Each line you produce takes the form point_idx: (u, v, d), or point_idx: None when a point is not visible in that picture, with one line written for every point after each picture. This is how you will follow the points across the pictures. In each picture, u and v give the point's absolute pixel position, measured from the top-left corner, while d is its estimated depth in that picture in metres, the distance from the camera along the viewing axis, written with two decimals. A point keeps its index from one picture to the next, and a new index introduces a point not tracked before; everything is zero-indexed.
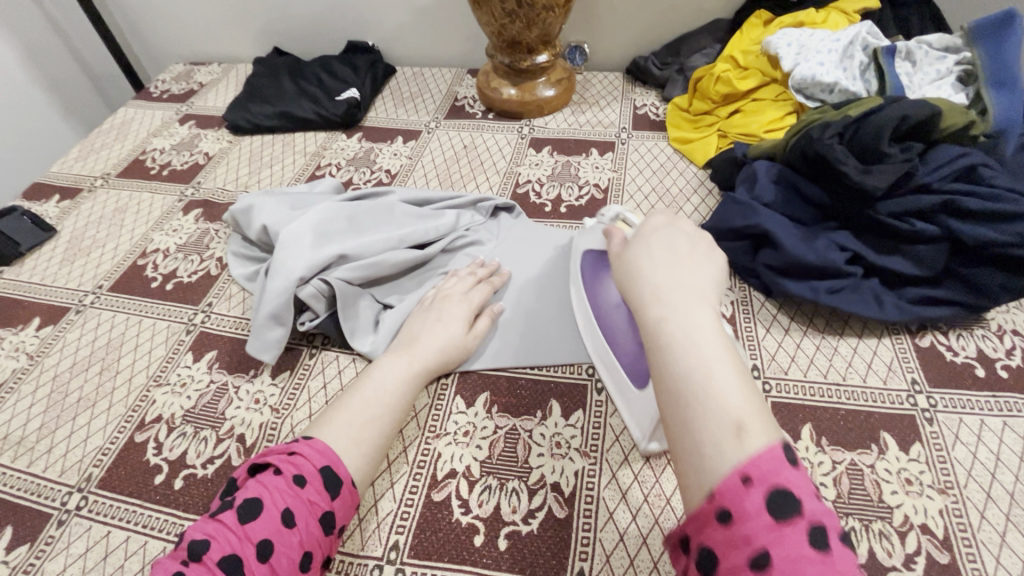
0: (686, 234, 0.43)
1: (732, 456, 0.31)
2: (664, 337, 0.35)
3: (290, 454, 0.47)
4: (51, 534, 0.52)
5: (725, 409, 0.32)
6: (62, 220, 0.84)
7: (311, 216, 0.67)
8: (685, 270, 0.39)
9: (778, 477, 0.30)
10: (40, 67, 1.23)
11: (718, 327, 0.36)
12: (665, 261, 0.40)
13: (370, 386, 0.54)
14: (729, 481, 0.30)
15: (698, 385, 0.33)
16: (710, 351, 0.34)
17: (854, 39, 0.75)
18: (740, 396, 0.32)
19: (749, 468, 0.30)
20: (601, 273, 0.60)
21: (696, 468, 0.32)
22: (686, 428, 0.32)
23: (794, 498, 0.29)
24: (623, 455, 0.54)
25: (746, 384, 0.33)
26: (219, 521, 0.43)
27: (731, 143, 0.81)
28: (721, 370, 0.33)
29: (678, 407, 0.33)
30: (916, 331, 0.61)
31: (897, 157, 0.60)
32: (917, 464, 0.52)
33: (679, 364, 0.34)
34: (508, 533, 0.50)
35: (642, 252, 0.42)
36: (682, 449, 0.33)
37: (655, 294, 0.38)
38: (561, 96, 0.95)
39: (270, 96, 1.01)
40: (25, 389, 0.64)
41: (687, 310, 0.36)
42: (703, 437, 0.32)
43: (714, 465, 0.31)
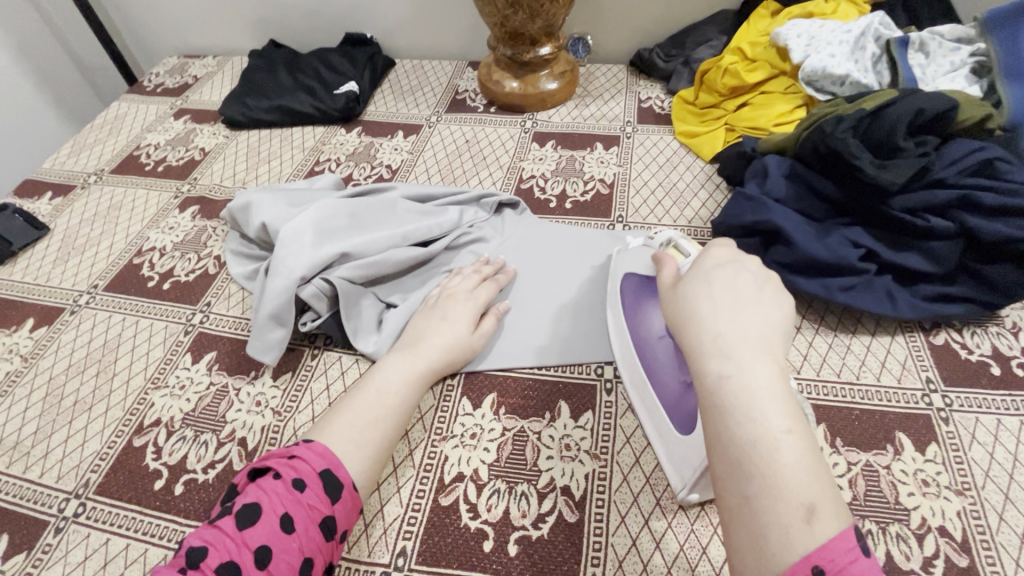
0: (752, 273, 0.41)
1: (801, 542, 0.30)
2: (725, 398, 0.34)
3: (290, 458, 0.46)
4: (48, 542, 0.51)
5: (793, 491, 0.31)
6: (55, 217, 0.82)
7: (312, 213, 0.66)
8: (749, 317, 0.38)
9: (852, 570, 0.28)
10: (30, 59, 1.20)
11: (786, 392, 0.34)
12: (729, 308, 0.39)
13: (373, 387, 0.53)
14: (800, 570, 0.29)
15: (763, 456, 0.32)
16: (779, 421, 0.33)
17: (865, 30, 0.74)
18: (809, 474, 0.31)
19: (821, 558, 0.29)
20: (644, 300, 0.56)
21: (758, 546, 0.31)
22: (749, 502, 0.31)
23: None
24: (634, 457, 0.53)
25: (815, 460, 0.32)
26: (217, 527, 0.42)
27: (739, 136, 0.80)
28: (789, 442, 0.32)
29: (741, 479, 0.32)
30: (930, 329, 0.60)
31: (912, 151, 0.59)
32: (934, 465, 0.51)
33: (742, 431, 0.33)
34: (518, 539, 0.48)
35: (702, 294, 0.40)
36: (742, 525, 0.32)
37: (716, 346, 0.37)
38: (565, 89, 0.93)
39: (267, 90, 0.99)
40: (19, 391, 0.62)
41: (752, 369, 0.35)
42: (769, 519, 0.31)
43: (778, 550, 0.30)
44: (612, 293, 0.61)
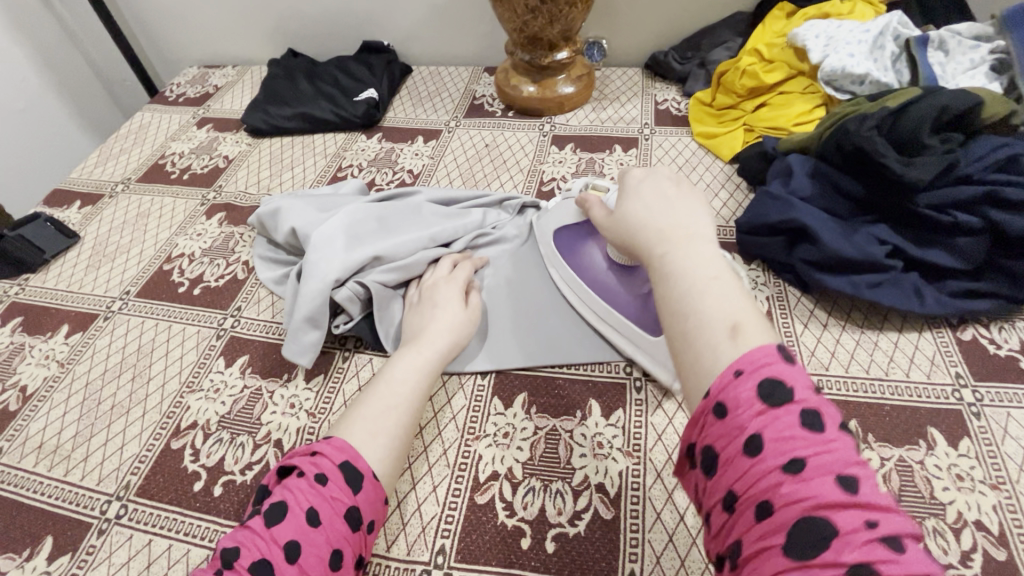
0: (671, 177, 0.49)
1: (730, 355, 0.33)
2: (664, 269, 0.41)
3: (312, 455, 0.46)
4: (92, 543, 0.52)
5: (721, 317, 0.35)
6: (85, 226, 0.84)
7: (343, 218, 0.67)
8: (677, 210, 0.45)
9: (769, 368, 0.32)
10: (56, 74, 1.23)
11: (715, 256, 0.40)
12: (666, 208, 0.46)
13: (386, 380, 0.53)
14: (723, 377, 0.32)
15: (694, 300, 0.37)
16: (706, 273, 0.38)
17: (884, 30, 0.75)
18: (734, 306, 0.36)
19: (742, 362, 0.32)
20: (581, 245, 0.64)
21: (698, 375, 0.34)
22: (688, 336, 0.36)
23: (785, 385, 0.31)
24: (667, 454, 0.53)
25: (742, 298, 0.37)
26: (248, 527, 0.42)
27: (758, 136, 0.80)
28: (718, 287, 0.37)
29: (679, 323, 0.37)
30: (958, 324, 0.61)
31: (938, 149, 0.60)
32: (967, 459, 0.51)
33: (677, 286, 0.38)
34: (556, 536, 0.49)
35: (635, 199, 0.48)
36: (684, 361, 0.36)
37: (654, 234, 0.44)
38: (582, 92, 0.94)
39: (288, 98, 1.00)
40: (58, 396, 0.63)
41: (682, 243, 0.41)
42: (701, 343, 0.35)
43: (712, 365, 0.34)
44: (545, 251, 0.68)
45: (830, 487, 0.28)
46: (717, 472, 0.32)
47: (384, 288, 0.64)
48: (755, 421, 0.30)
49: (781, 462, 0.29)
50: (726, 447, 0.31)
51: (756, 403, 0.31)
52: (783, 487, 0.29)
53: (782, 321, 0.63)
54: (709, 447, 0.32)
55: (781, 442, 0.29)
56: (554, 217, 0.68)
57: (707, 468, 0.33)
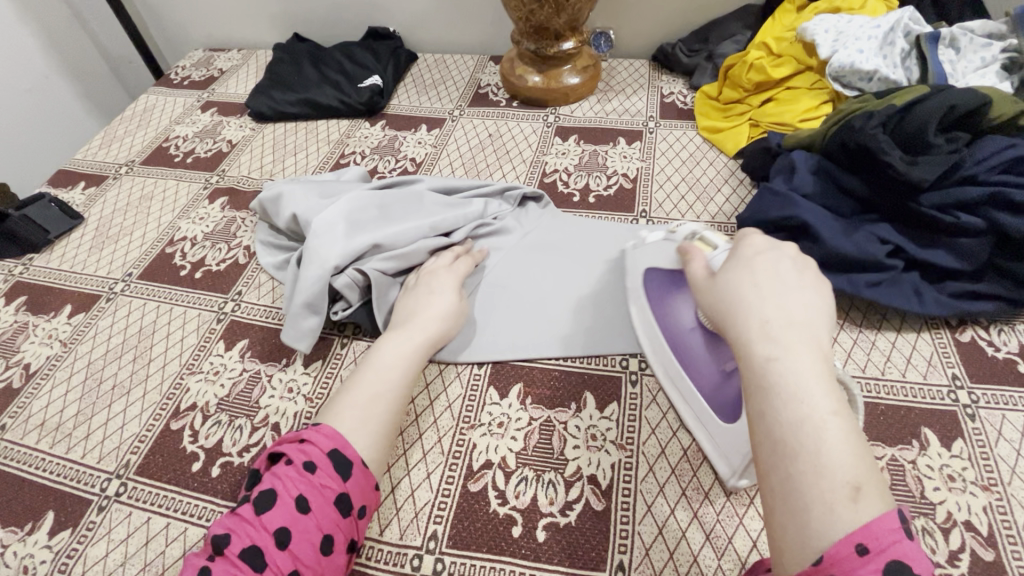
0: (796, 261, 0.43)
1: (845, 521, 0.31)
2: (772, 378, 0.36)
3: (301, 442, 0.47)
4: (92, 520, 0.53)
5: (842, 471, 0.32)
6: (89, 208, 0.84)
7: (344, 204, 0.67)
8: (794, 305, 0.39)
9: (895, 550, 0.30)
10: (61, 53, 1.23)
11: (833, 380, 0.36)
12: (768, 295, 0.40)
13: (375, 366, 0.54)
14: (841, 549, 0.30)
15: (807, 437, 0.33)
16: (824, 404, 0.34)
17: (895, 26, 0.74)
18: (854, 456, 0.33)
19: (866, 538, 0.30)
20: (671, 295, 0.57)
21: (800, 527, 0.32)
22: (794, 477, 0.33)
23: (910, 571, 0.30)
24: (660, 448, 0.54)
25: (859, 444, 0.33)
26: (238, 514, 0.43)
27: (763, 132, 0.80)
28: (836, 424, 0.33)
29: (784, 458, 0.34)
30: (957, 326, 0.60)
31: (943, 148, 0.59)
32: (960, 460, 0.51)
33: (788, 412, 0.34)
34: (547, 525, 0.49)
35: (746, 278, 0.42)
36: (785, 505, 0.33)
37: (763, 331, 0.38)
38: (588, 83, 0.93)
39: (292, 83, 1.00)
40: (60, 375, 0.64)
41: (799, 353, 0.36)
42: (814, 496, 0.32)
43: (822, 527, 0.31)
44: (629, 286, 0.63)
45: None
46: None
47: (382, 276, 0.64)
48: None
49: None
50: None
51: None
52: None
53: None
54: None
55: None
56: (649, 256, 0.61)
57: None
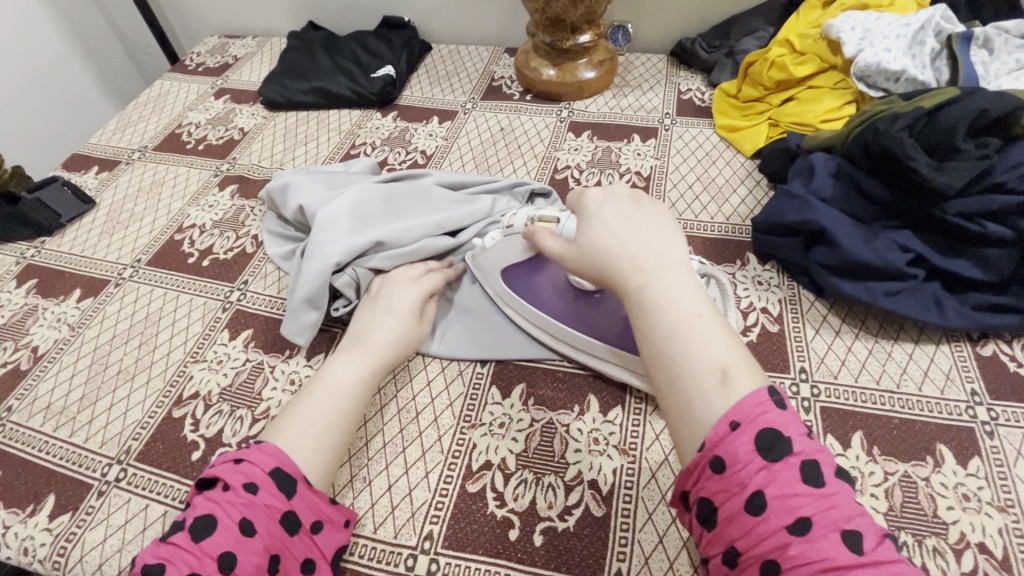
0: (642, 201, 0.48)
1: (720, 403, 0.36)
2: (647, 304, 0.41)
3: (238, 462, 0.45)
4: (92, 504, 0.53)
5: (710, 360, 0.37)
6: (101, 192, 0.85)
7: (349, 198, 0.67)
8: (652, 237, 0.45)
9: (765, 418, 0.34)
10: (80, 37, 1.24)
11: (698, 291, 0.41)
12: (631, 233, 0.45)
13: (322, 390, 0.52)
14: (718, 430, 0.34)
15: (680, 342, 0.38)
16: (690, 311, 0.40)
17: (925, 24, 0.71)
18: (722, 347, 0.38)
19: (736, 414, 0.34)
20: (535, 288, 0.61)
21: (688, 418, 0.37)
22: (678, 377, 0.38)
23: (782, 438, 0.33)
24: (663, 455, 0.52)
25: (727, 336, 0.39)
26: (173, 544, 0.41)
27: (783, 132, 0.77)
28: (703, 324, 0.39)
29: (667, 366, 0.39)
30: (978, 339, 0.58)
31: (973, 154, 0.56)
32: (975, 479, 0.49)
33: (663, 327, 0.39)
34: (544, 529, 0.49)
35: (608, 223, 0.46)
36: (674, 404, 0.38)
37: (634, 265, 0.43)
38: (603, 78, 0.91)
39: (305, 72, 0.99)
40: (66, 359, 0.65)
41: (664, 277, 0.42)
42: (693, 389, 0.37)
43: (703, 413, 0.36)
44: (494, 293, 0.65)
45: (835, 543, 0.30)
46: (719, 525, 0.34)
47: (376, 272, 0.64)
48: (757, 478, 0.32)
49: (787, 522, 0.31)
50: (729, 501, 0.33)
51: (756, 458, 0.33)
52: (790, 548, 0.30)
53: (792, 325, 0.61)
54: (709, 498, 0.34)
55: (782, 497, 0.32)
56: (499, 255, 0.62)
57: (706, 516, 0.35)
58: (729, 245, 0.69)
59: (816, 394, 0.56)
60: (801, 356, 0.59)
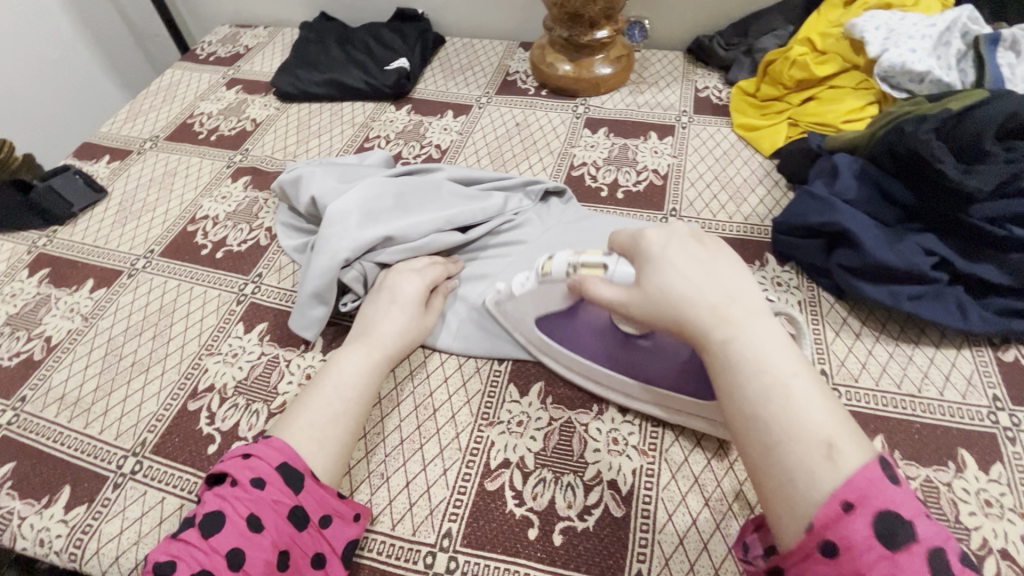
0: (710, 242, 0.46)
1: (827, 478, 0.33)
2: (735, 359, 0.38)
3: (246, 458, 0.45)
4: (107, 496, 0.53)
5: (813, 429, 0.34)
6: (112, 182, 0.84)
7: (359, 193, 0.66)
8: (727, 281, 0.42)
9: (882, 498, 0.31)
10: (90, 26, 1.23)
11: (789, 346, 0.39)
12: (706, 277, 0.42)
13: (328, 383, 0.52)
14: (828, 509, 0.32)
15: (778, 406, 0.36)
16: (783, 370, 0.37)
17: (951, 25, 0.70)
18: (823, 413, 0.35)
19: (849, 492, 0.32)
20: (575, 334, 0.56)
21: (789, 493, 0.34)
22: (774, 446, 0.35)
23: (903, 522, 0.31)
24: (683, 456, 0.52)
25: (827, 400, 0.36)
26: (183, 540, 0.41)
27: (802, 132, 0.77)
28: (799, 386, 0.36)
29: (760, 432, 0.36)
30: (1000, 344, 0.58)
31: (1000, 157, 0.56)
32: (998, 485, 0.49)
33: (754, 386, 0.37)
34: (564, 529, 0.48)
35: (676, 265, 0.43)
36: (771, 478, 0.35)
37: (714, 316, 0.40)
38: (620, 74, 0.91)
39: (318, 63, 0.98)
40: (80, 349, 0.64)
41: (751, 330, 0.39)
42: (795, 462, 0.34)
43: (808, 491, 0.33)
44: (526, 340, 0.60)
45: None
46: None
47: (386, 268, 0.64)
48: (878, 566, 0.30)
49: None
50: None
51: (876, 545, 0.30)
52: None
53: (812, 327, 0.61)
54: None
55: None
56: (530, 302, 0.56)
57: None
58: (748, 245, 0.69)
59: (836, 397, 0.55)
60: (821, 359, 0.58)
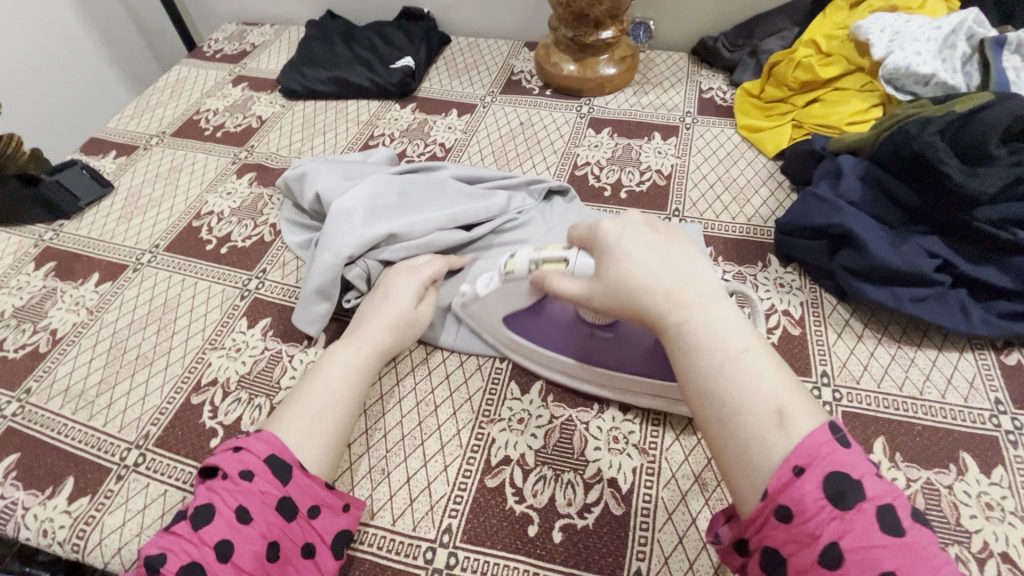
0: (661, 227, 0.46)
1: (779, 447, 0.34)
2: (690, 341, 0.39)
3: (237, 450, 0.45)
4: (110, 488, 0.53)
5: (766, 400, 0.36)
6: (119, 177, 0.85)
7: (363, 190, 0.66)
8: (681, 263, 0.43)
9: (830, 461, 0.33)
10: (99, 23, 1.24)
11: (743, 322, 0.40)
12: (661, 262, 0.43)
13: (320, 377, 0.53)
14: (781, 476, 0.33)
15: (731, 383, 0.37)
16: (735, 347, 0.38)
17: (957, 28, 0.70)
18: (774, 384, 0.36)
19: (799, 458, 0.33)
20: (543, 330, 0.56)
21: (745, 466, 0.35)
22: (730, 421, 0.36)
23: (853, 482, 0.32)
24: (683, 455, 0.52)
25: (778, 370, 0.37)
26: (175, 532, 0.41)
27: (807, 134, 0.77)
28: (751, 359, 0.37)
29: (715, 408, 0.37)
30: (1003, 347, 0.58)
31: (1005, 160, 0.56)
32: (999, 489, 0.49)
33: (709, 365, 0.38)
34: (563, 526, 0.48)
35: (632, 253, 0.43)
36: (728, 452, 0.36)
37: (669, 299, 0.41)
38: (624, 74, 0.91)
39: (324, 61, 0.99)
40: (85, 342, 0.65)
41: (705, 309, 0.40)
42: (749, 434, 0.35)
43: (762, 461, 0.34)
44: (498, 339, 0.60)
45: None
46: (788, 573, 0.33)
47: (389, 265, 0.64)
48: (830, 528, 0.31)
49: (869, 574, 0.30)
50: (799, 552, 0.32)
51: (827, 507, 0.32)
52: None
53: (814, 328, 0.61)
54: (774, 548, 0.33)
55: (861, 549, 0.31)
56: (497, 304, 0.56)
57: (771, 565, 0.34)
58: (751, 246, 0.69)
59: (838, 399, 0.55)
60: (823, 360, 0.58)
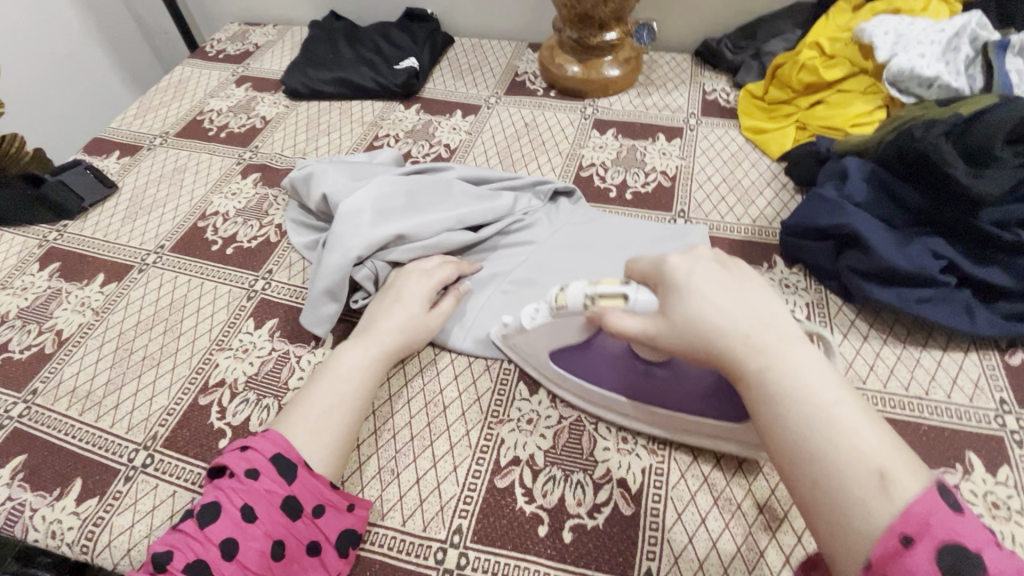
0: (729, 264, 0.46)
1: (881, 511, 0.33)
2: (773, 389, 0.39)
3: (244, 450, 0.46)
4: (119, 489, 0.53)
5: (864, 458, 0.34)
6: (123, 177, 0.84)
7: (370, 192, 0.66)
8: (754, 305, 0.42)
9: (944, 531, 0.31)
10: (100, 24, 1.24)
11: (830, 371, 0.39)
12: (734, 304, 0.42)
13: (325, 377, 0.53)
14: (887, 543, 0.32)
15: (824, 439, 0.36)
16: (824, 398, 0.37)
17: (961, 31, 0.71)
18: (872, 441, 0.35)
19: (907, 526, 0.31)
20: (592, 366, 0.53)
21: (844, 531, 0.33)
22: (824, 479, 0.35)
23: (969, 555, 0.30)
24: (692, 455, 0.52)
25: (873, 425, 0.36)
26: (182, 530, 0.42)
27: (811, 135, 0.77)
28: (844, 412, 0.37)
29: (806, 464, 0.36)
30: (1007, 348, 0.58)
31: (1010, 162, 0.57)
32: (1005, 488, 0.49)
33: (797, 416, 0.37)
34: (573, 526, 0.49)
35: (701, 293, 0.43)
36: (824, 512, 0.35)
37: (748, 345, 0.41)
38: (628, 75, 0.91)
39: (328, 62, 0.99)
40: (91, 343, 0.65)
41: (787, 357, 0.39)
42: (847, 497, 0.34)
43: (863, 526, 0.33)
44: (542, 373, 0.58)
45: None
46: None
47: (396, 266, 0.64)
48: None
49: None
50: None
51: None
52: None
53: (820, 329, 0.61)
54: None
55: None
56: (545, 337, 0.54)
57: None
58: (756, 247, 0.69)
59: None
60: None
